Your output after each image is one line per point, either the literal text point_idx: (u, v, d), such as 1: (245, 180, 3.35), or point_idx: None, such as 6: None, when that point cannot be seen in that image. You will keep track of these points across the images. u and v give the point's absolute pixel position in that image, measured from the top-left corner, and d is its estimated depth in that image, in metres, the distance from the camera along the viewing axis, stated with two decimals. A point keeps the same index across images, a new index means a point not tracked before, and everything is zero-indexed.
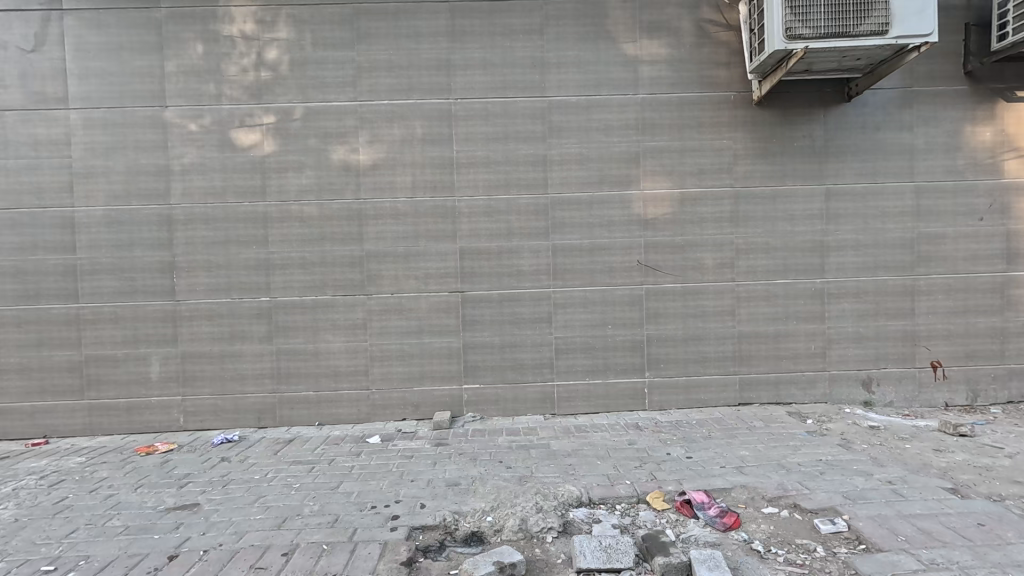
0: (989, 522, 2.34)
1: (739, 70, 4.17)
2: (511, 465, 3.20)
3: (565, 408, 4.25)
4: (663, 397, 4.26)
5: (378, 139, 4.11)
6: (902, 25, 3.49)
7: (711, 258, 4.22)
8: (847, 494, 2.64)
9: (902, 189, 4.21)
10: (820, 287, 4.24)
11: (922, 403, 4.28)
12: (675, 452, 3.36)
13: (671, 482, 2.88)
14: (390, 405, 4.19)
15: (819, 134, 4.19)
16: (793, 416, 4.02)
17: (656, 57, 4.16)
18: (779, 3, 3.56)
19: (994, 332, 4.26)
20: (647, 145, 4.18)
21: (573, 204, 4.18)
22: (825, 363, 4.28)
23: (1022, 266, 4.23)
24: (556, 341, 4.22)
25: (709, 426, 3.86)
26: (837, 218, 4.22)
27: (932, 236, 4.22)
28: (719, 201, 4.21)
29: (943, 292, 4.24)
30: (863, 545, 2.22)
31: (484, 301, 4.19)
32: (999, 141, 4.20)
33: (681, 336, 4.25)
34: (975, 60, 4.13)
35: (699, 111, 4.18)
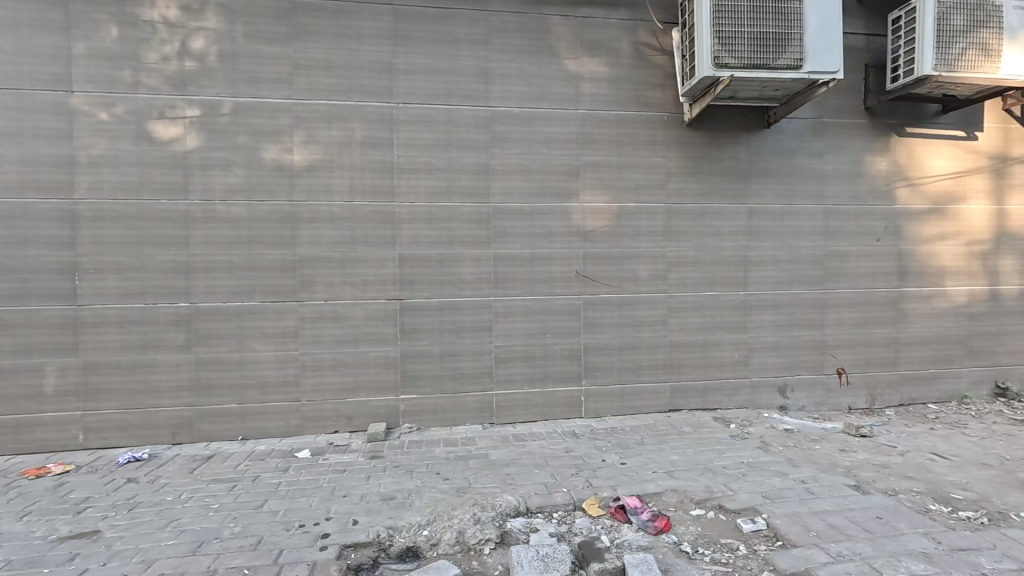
0: (885, 515, 2.58)
1: (672, 92, 4.41)
2: (449, 476, 3.15)
3: (504, 417, 4.24)
4: (599, 404, 4.37)
5: (315, 140, 3.96)
6: (813, 62, 3.84)
7: (645, 270, 4.40)
8: (766, 494, 2.82)
9: (814, 210, 4.59)
10: (743, 299, 4.53)
11: (830, 407, 4.67)
12: (610, 459, 3.45)
13: (606, 488, 2.95)
14: (322, 417, 4.01)
15: (743, 156, 4.49)
16: (718, 421, 4.25)
17: (596, 75, 4.30)
18: (708, 32, 3.81)
19: (889, 341, 4.73)
20: (587, 159, 4.30)
21: (514, 213, 4.22)
22: (746, 371, 4.56)
23: (912, 282, 4.74)
24: (496, 350, 4.21)
25: (642, 432, 4.00)
26: (757, 235, 4.53)
27: (838, 254, 4.63)
28: (653, 216, 4.40)
29: (847, 305, 4.66)
30: (780, 542, 2.37)
31: (424, 309, 4.12)
32: (894, 170, 4.70)
33: (617, 345, 4.38)
34: (874, 97, 4.61)
35: (636, 128, 4.37)
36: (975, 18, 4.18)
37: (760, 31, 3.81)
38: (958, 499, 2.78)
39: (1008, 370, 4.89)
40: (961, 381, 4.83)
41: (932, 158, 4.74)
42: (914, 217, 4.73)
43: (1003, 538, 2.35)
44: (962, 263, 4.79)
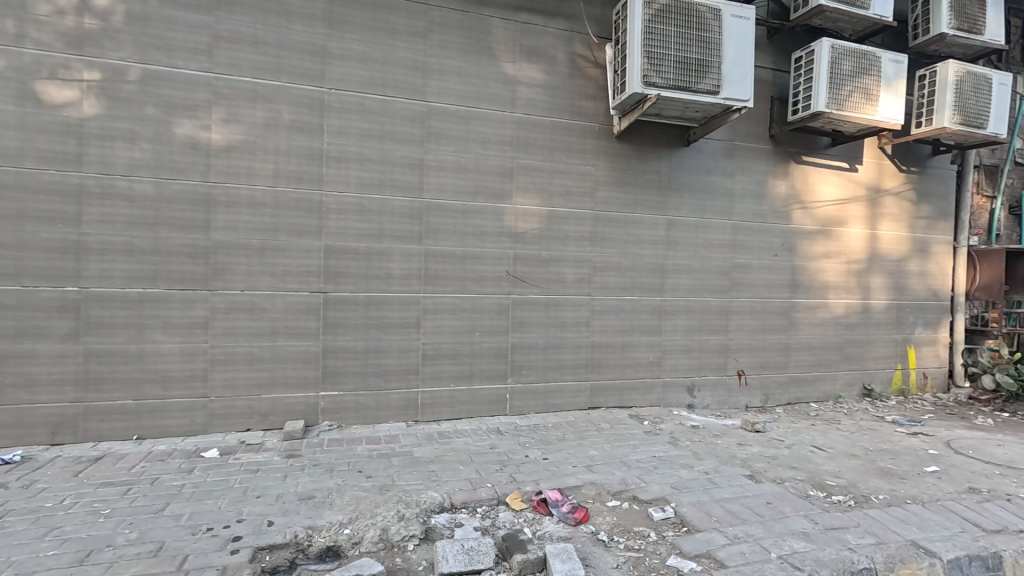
0: (774, 500, 2.88)
1: (603, 104, 4.61)
2: (372, 474, 3.09)
3: (428, 414, 4.22)
4: (523, 402, 4.47)
5: (236, 120, 3.71)
6: (729, 89, 4.20)
7: (572, 273, 4.57)
8: (674, 485, 3.05)
9: (723, 225, 5.01)
10: (659, 304, 4.85)
11: (730, 405, 5.12)
12: (533, 454, 3.55)
13: (529, 482, 3.04)
14: (232, 415, 3.76)
15: (664, 171, 4.81)
16: (633, 418, 4.51)
17: (532, 81, 4.41)
18: (639, 52, 4.04)
19: (781, 346, 5.27)
20: (521, 162, 4.39)
21: (447, 210, 4.21)
22: (659, 371, 4.88)
23: (802, 294, 5.31)
24: (423, 348, 4.18)
25: (564, 428, 4.15)
26: (674, 245, 4.87)
27: (742, 266, 5.09)
28: (581, 221, 4.58)
29: (748, 313, 5.14)
30: (685, 527, 2.58)
31: (349, 303, 3.99)
32: (791, 194, 5.24)
33: (542, 344, 4.51)
34: (778, 126, 5.11)
35: (568, 136, 4.53)
36: (860, 65, 4.78)
37: (684, 56, 4.10)
38: (832, 485, 3.17)
39: (874, 373, 5.63)
40: (837, 383, 5.49)
41: (822, 185, 5.34)
42: (806, 236, 5.31)
43: (866, 517, 2.71)
44: (842, 279, 5.45)
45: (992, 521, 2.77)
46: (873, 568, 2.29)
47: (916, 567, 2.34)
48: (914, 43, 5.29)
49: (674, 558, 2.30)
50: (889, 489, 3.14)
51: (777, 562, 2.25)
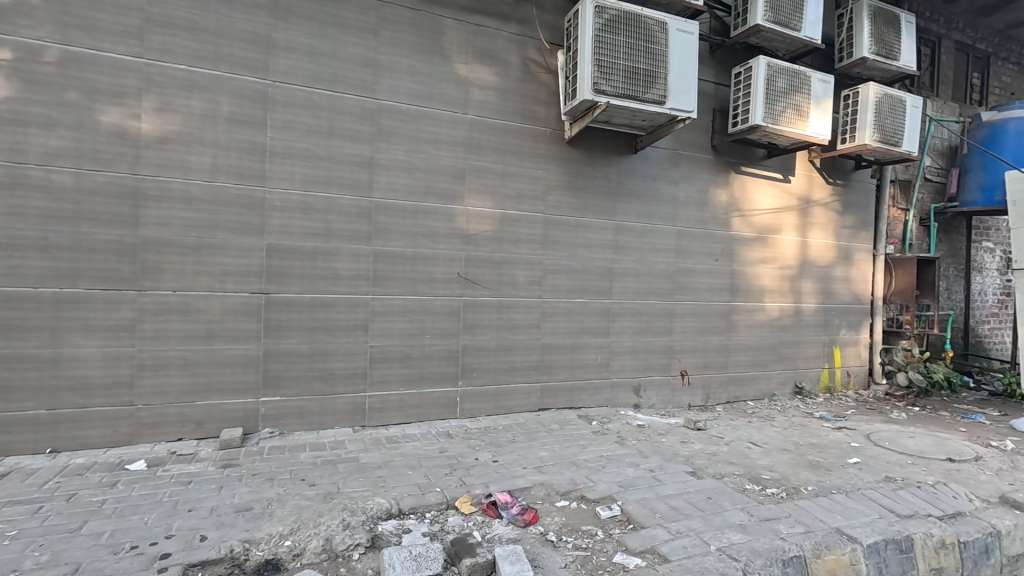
0: (714, 495, 3.01)
1: (554, 110, 4.68)
2: (316, 482, 2.98)
3: (376, 419, 4.12)
4: (473, 404, 4.45)
5: (170, 109, 3.49)
6: (673, 100, 4.37)
7: (524, 275, 4.60)
8: (621, 483, 3.13)
9: (668, 231, 5.20)
10: (608, 306, 4.96)
11: (674, 404, 5.31)
12: (482, 457, 3.54)
13: (478, 485, 3.03)
14: (162, 423, 3.52)
15: (613, 177, 4.93)
16: (582, 418, 4.60)
17: (485, 83, 4.41)
18: (589, 59, 4.12)
19: (721, 347, 5.52)
20: (473, 164, 4.38)
21: (398, 211, 4.14)
22: (608, 371, 4.99)
23: (740, 297, 5.59)
24: (371, 351, 4.08)
25: (514, 430, 4.17)
26: (622, 250, 5.00)
27: (686, 270, 5.30)
28: (533, 224, 4.62)
29: (691, 315, 5.35)
30: (631, 524, 2.65)
31: (293, 304, 3.84)
32: (730, 202, 5.51)
33: (493, 347, 4.50)
34: (719, 137, 5.35)
35: (520, 139, 4.56)
36: (792, 83, 5.10)
37: (632, 66, 4.23)
38: (766, 479, 3.35)
39: (805, 372, 6.00)
40: (772, 382, 5.81)
41: (758, 194, 5.65)
42: (744, 242, 5.59)
43: (796, 507, 2.89)
44: (776, 284, 5.78)
45: (905, 507, 3.02)
46: (803, 556, 2.43)
47: (840, 553, 2.50)
48: (839, 65, 5.70)
49: (620, 555, 2.35)
50: (817, 480, 3.36)
51: (716, 554, 2.35)
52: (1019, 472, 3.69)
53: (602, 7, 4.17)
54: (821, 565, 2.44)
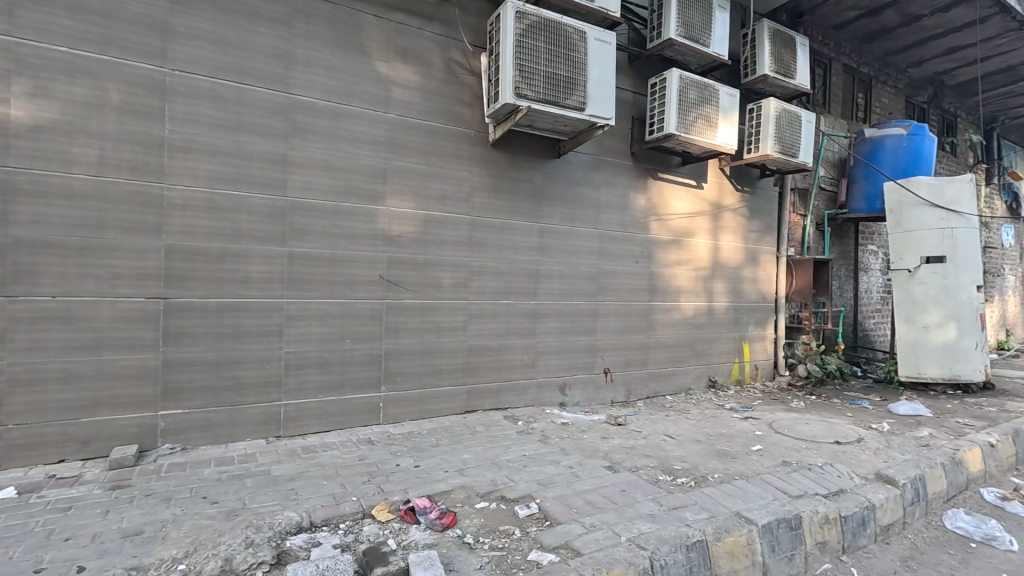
0: (628, 488, 3.13)
1: (478, 112, 4.69)
2: (219, 499, 2.79)
3: (292, 429, 3.93)
4: (397, 409, 4.36)
5: (48, 96, 3.15)
6: (593, 107, 4.52)
7: (448, 277, 4.56)
8: (541, 481, 3.18)
9: (591, 233, 5.37)
10: (533, 307, 5.04)
11: (598, 401, 5.48)
12: (404, 463, 3.47)
13: (397, 492, 2.97)
14: (39, 445, 3.16)
15: (538, 180, 5.02)
16: (507, 419, 4.63)
17: (408, 83, 4.34)
18: (510, 63, 4.17)
19: (642, 345, 5.77)
20: (395, 164, 4.29)
21: (315, 211, 3.97)
22: (534, 371, 5.07)
23: (659, 297, 5.88)
24: (286, 357, 3.88)
25: (438, 434, 4.13)
26: (547, 252, 5.10)
27: (608, 271, 5.49)
28: (457, 226, 4.60)
29: (613, 315, 5.55)
30: (547, 521, 2.69)
31: (197, 310, 3.58)
32: (649, 206, 5.78)
33: (417, 350, 4.43)
34: (637, 145, 5.60)
35: (444, 141, 4.52)
36: (702, 95, 5.43)
37: (553, 72, 4.33)
38: (677, 469, 3.54)
39: (717, 367, 6.40)
40: (688, 376, 6.14)
41: (674, 200, 5.97)
42: (662, 245, 5.88)
43: (701, 495, 3.07)
44: (691, 284, 6.13)
45: (797, 487, 3.30)
46: (705, 540, 2.58)
47: (738, 535, 2.69)
48: (745, 81, 6.14)
49: (535, 553, 2.38)
50: (723, 468, 3.58)
51: (626, 544, 2.44)
52: (892, 450, 4.15)
53: (523, 13, 4.23)
54: (721, 548, 2.60)
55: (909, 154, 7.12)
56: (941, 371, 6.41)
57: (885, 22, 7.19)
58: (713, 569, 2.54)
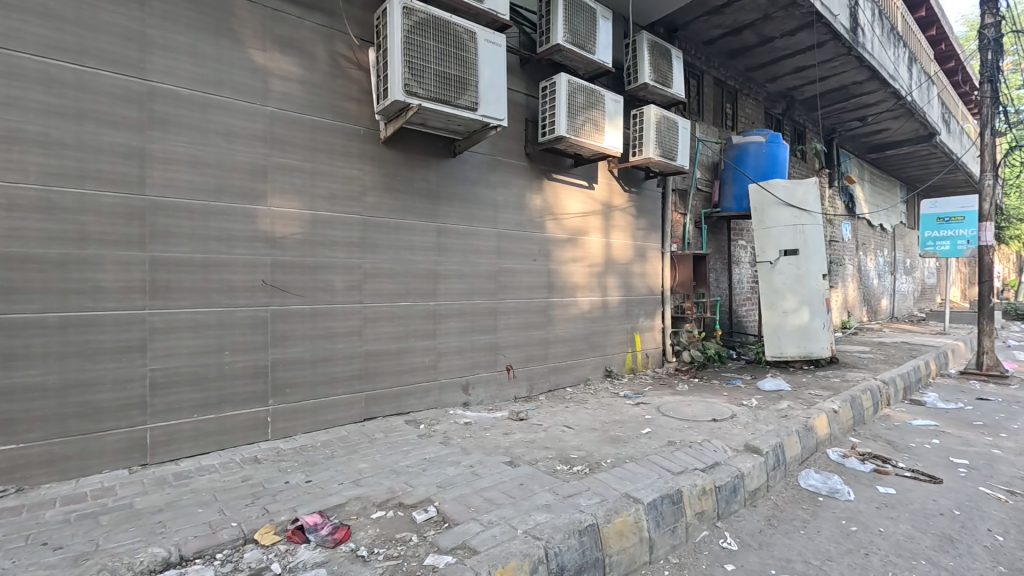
0: (527, 481, 3.21)
1: (368, 108, 4.53)
2: (64, 544, 2.42)
3: (162, 454, 3.52)
4: (287, 423, 4.08)
5: None
6: (485, 107, 4.56)
7: (341, 280, 4.36)
8: (440, 483, 3.16)
9: (489, 232, 5.41)
10: (432, 308, 4.97)
11: (501, 398, 5.55)
12: (294, 479, 3.26)
13: (284, 511, 2.78)
14: None
15: (433, 179, 4.96)
16: (409, 423, 4.54)
17: (287, 74, 4.07)
18: (398, 60, 4.07)
19: (542, 340, 5.94)
20: (276, 161, 4.01)
21: (182, 211, 3.59)
22: (435, 373, 5.01)
23: (556, 294, 6.08)
24: (151, 375, 3.46)
25: (333, 445, 3.93)
26: (445, 251, 5.06)
27: (507, 270, 5.58)
28: (349, 227, 4.41)
29: (513, 313, 5.66)
30: (445, 523, 2.67)
31: (33, 327, 3.08)
32: (544, 206, 5.96)
33: (309, 359, 4.18)
34: (531, 146, 5.75)
35: (331, 137, 4.31)
36: (589, 100, 5.70)
37: (443, 72, 4.30)
38: (574, 457, 3.69)
39: (612, 357, 6.78)
40: (586, 368, 6.43)
41: (568, 200, 6.21)
42: (558, 243, 6.10)
43: (594, 480, 3.22)
44: (586, 280, 6.42)
45: (678, 465, 3.59)
46: (596, 523, 2.71)
47: (626, 515, 2.85)
48: (628, 88, 6.55)
49: (431, 557, 2.35)
50: (616, 453, 3.80)
51: (521, 537, 2.49)
52: (758, 423, 4.66)
53: (411, 9, 4.15)
54: (611, 529, 2.75)
55: (768, 160, 8.00)
56: (798, 350, 7.33)
57: (745, 40, 8.04)
58: (604, 550, 2.67)
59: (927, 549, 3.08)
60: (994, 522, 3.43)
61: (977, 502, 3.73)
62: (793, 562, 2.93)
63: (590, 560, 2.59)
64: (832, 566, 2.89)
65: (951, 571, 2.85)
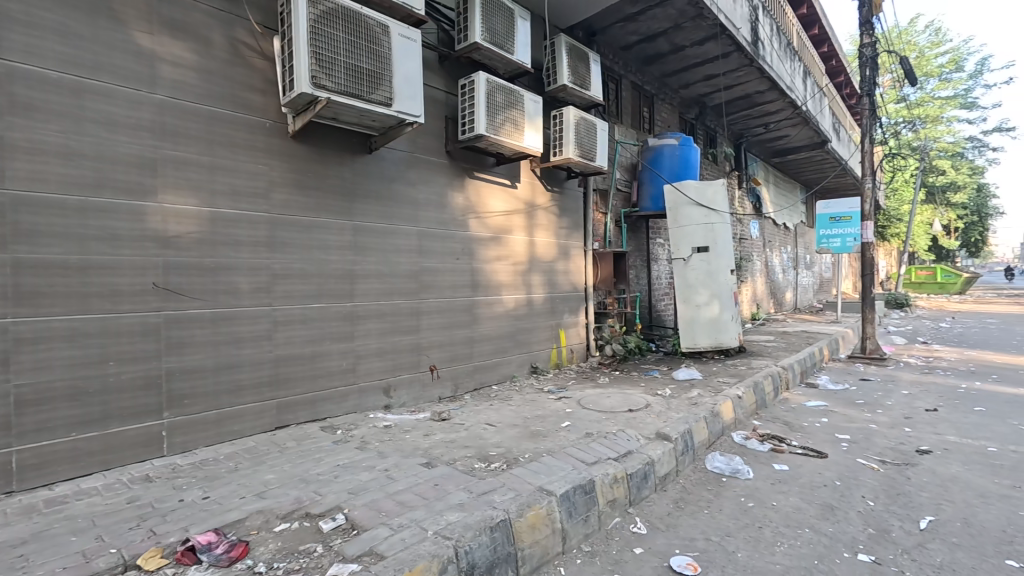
0: (443, 481, 3.18)
1: (273, 100, 4.29)
2: None
3: (34, 480, 3.15)
4: (186, 437, 3.78)
5: None
6: (400, 103, 4.47)
7: (246, 282, 4.10)
8: (351, 489, 3.06)
9: (409, 231, 5.31)
10: (350, 310, 4.81)
11: (425, 399, 5.47)
12: (189, 496, 3.02)
13: (174, 532, 2.57)
14: None
15: (348, 176, 4.79)
16: (325, 429, 4.36)
17: (179, 61, 3.76)
18: (304, 50, 3.87)
19: (466, 339, 5.92)
20: (167, 154, 3.70)
21: (52, 208, 3.22)
22: (354, 377, 4.85)
23: (481, 292, 6.09)
24: (17, 392, 3.08)
25: (238, 457, 3.70)
26: (362, 251, 4.90)
27: (429, 269, 5.50)
28: (254, 226, 4.16)
29: (436, 312, 5.59)
30: (353, 530, 2.59)
31: None
32: (467, 205, 5.94)
33: (211, 366, 3.90)
34: (451, 144, 5.72)
35: (232, 130, 4.04)
36: (508, 99, 5.74)
37: (354, 65, 4.16)
38: (492, 455, 3.70)
39: (538, 354, 6.89)
40: (512, 365, 6.49)
41: (490, 199, 6.23)
42: (481, 242, 6.10)
43: (510, 476, 3.26)
44: (510, 278, 6.48)
45: (592, 456, 3.71)
46: (508, 518, 2.74)
47: (539, 508, 2.91)
48: (549, 89, 6.68)
49: (335, 567, 2.26)
50: (535, 447, 3.86)
51: (431, 538, 2.47)
52: (670, 411, 4.91)
53: None
54: (523, 523, 2.79)
55: (680, 162, 8.44)
56: (709, 341, 7.81)
57: (659, 47, 8.44)
58: (516, 544, 2.70)
59: (811, 518, 3.39)
60: (867, 489, 3.83)
61: (854, 472, 4.15)
62: (695, 540, 3.11)
63: (502, 556, 2.61)
64: (729, 541, 3.10)
65: (829, 536, 3.15)
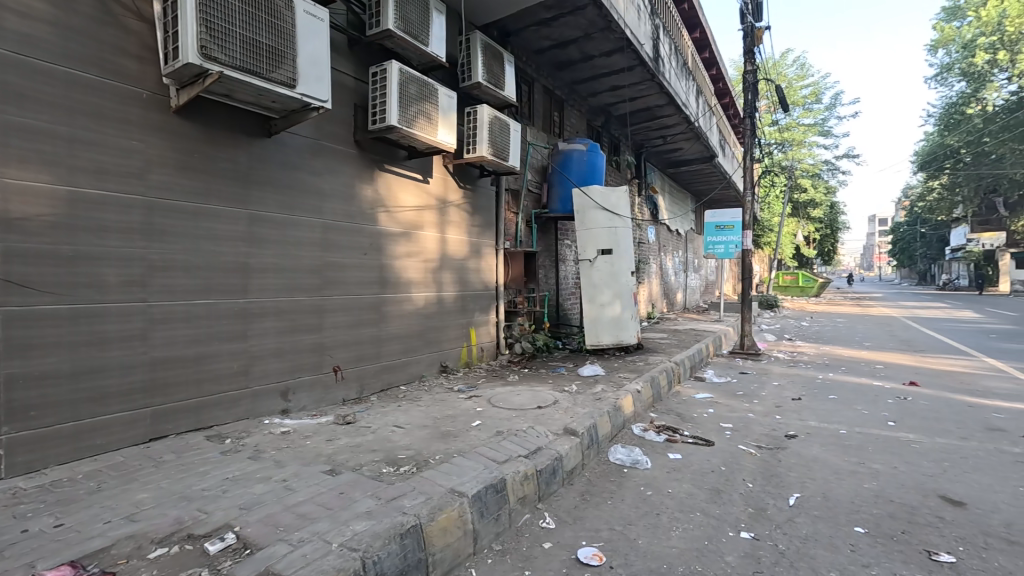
0: (348, 488, 3.01)
1: (153, 69, 3.79)
2: None
3: None
4: (33, 456, 3.21)
5: None
6: (305, 86, 4.17)
7: (114, 274, 3.57)
8: (243, 504, 2.79)
9: (312, 223, 4.97)
10: (243, 307, 4.39)
11: (327, 402, 5.17)
12: (36, 526, 2.56)
13: (15, 571, 2.16)
14: None
15: (242, 160, 4.36)
16: (211, 439, 3.94)
17: (28, 11, 3.17)
18: (193, 16, 3.46)
19: (373, 338, 5.68)
20: (9, 120, 3.11)
21: None
22: (247, 380, 4.43)
23: (390, 290, 5.87)
24: None
25: (103, 475, 3.21)
26: (258, 243, 4.49)
27: (334, 264, 5.19)
28: (126, 210, 3.63)
29: (341, 310, 5.29)
30: (246, 550, 2.35)
31: None
32: (375, 198, 5.69)
33: (67, 372, 3.34)
34: (360, 133, 5.45)
35: (98, 98, 3.49)
36: (422, 92, 5.59)
37: (252, 39, 3.79)
38: (402, 458, 3.58)
39: (448, 353, 6.80)
40: (420, 364, 6.34)
41: (401, 193, 6.03)
42: (390, 237, 5.88)
43: (421, 478, 3.18)
44: (420, 275, 6.32)
45: (503, 454, 3.73)
46: (419, 523, 2.65)
47: (451, 510, 2.85)
48: (463, 85, 6.61)
49: None
50: (446, 448, 3.80)
51: (337, 551, 2.32)
52: (577, 407, 5.10)
53: None
54: (435, 526, 2.72)
55: (587, 167, 8.79)
56: (612, 338, 8.25)
57: (570, 54, 8.71)
58: (427, 549, 2.63)
59: (701, 502, 3.68)
60: (747, 472, 4.25)
61: (736, 458, 4.59)
62: (600, 531, 3.24)
63: (412, 563, 2.52)
64: (631, 529, 3.26)
65: (716, 517, 3.44)
